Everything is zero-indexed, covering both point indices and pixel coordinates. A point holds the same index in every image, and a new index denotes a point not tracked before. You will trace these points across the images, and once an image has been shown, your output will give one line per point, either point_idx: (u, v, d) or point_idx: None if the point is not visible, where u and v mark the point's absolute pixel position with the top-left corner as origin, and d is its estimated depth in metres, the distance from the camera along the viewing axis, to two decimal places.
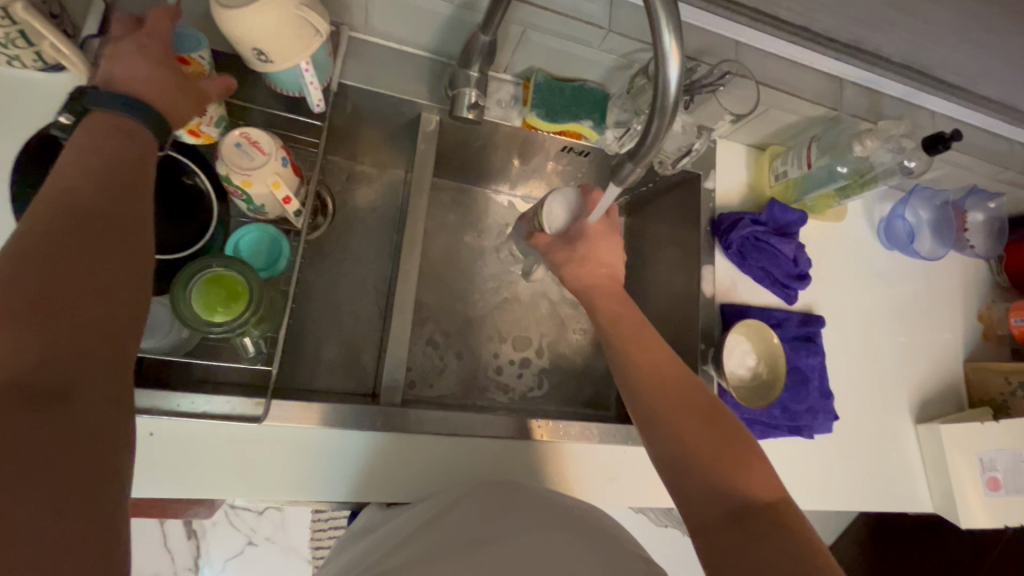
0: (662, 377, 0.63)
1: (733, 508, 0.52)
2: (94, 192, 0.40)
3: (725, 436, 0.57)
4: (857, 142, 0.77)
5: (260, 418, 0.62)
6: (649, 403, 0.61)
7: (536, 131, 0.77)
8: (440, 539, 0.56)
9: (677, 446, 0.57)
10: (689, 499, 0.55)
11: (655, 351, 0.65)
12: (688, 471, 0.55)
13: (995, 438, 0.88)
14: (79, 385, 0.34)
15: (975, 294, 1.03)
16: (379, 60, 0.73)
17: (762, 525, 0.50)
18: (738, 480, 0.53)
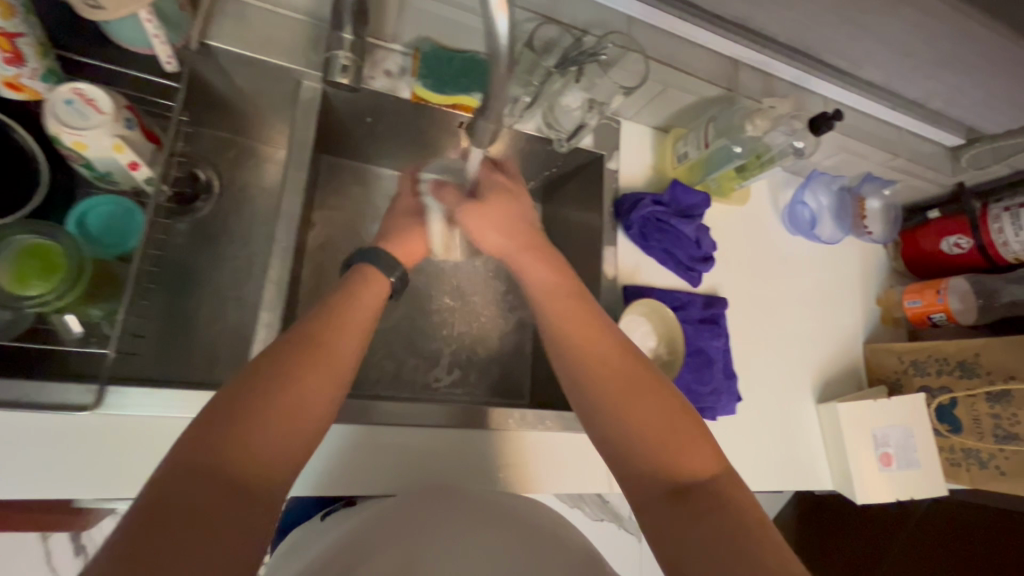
0: (598, 348, 0.59)
1: (671, 486, 0.50)
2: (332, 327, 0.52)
3: (666, 410, 0.54)
4: (749, 122, 0.78)
5: (90, 406, 0.55)
6: (586, 378, 0.58)
7: (426, 103, 0.74)
8: (359, 535, 0.51)
9: (619, 422, 0.54)
10: (630, 476, 0.53)
11: (585, 318, 0.61)
12: (626, 449, 0.53)
13: (887, 415, 0.91)
14: (277, 466, 0.44)
15: (874, 279, 1.07)
16: (252, 20, 0.68)
17: (703, 503, 0.48)
18: (677, 457, 0.51)
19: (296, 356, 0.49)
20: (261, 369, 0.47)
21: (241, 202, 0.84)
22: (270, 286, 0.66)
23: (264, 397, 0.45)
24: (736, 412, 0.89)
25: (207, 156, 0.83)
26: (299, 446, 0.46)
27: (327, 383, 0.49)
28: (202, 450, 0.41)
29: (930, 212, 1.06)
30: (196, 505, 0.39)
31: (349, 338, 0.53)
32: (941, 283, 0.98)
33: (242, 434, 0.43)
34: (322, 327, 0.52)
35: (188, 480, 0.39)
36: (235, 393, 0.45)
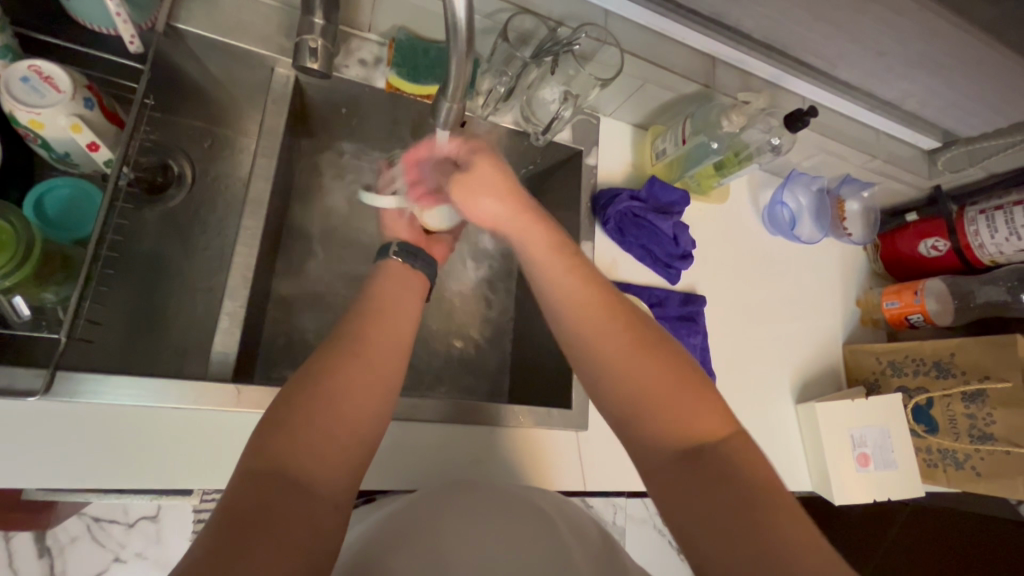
0: (598, 316, 0.56)
1: (680, 449, 0.47)
2: (381, 322, 0.52)
3: (670, 370, 0.51)
4: (724, 118, 0.78)
5: (38, 392, 0.51)
6: (586, 341, 0.55)
7: (401, 93, 0.73)
8: (379, 538, 0.48)
9: (625, 390, 0.51)
10: (634, 441, 0.50)
11: (579, 279, 0.59)
12: (631, 412, 0.50)
13: (865, 415, 0.90)
14: (336, 456, 0.42)
15: (854, 281, 1.07)
16: (224, 5, 0.67)
17: (712, 464, 0.45)
18: (681, 419, 0.48)
19: (345, 350, 0.48)
20: (313, 368, 0.46)
21: (216, 193, 0.82)
22: (236, 274, 0.64)
23: (323, 392, 0.44)
24: None
25: (180, 146, 0.81)
26: (363, 441, 0.45)
27: (383, 377, 0.48)
28: (271, 446, 0.40)
29: (909, 215, 1.07)
30: (269, 500, 0.37)
31: (396, 333, 0.52)
32: (918, 284, 0.98)
33: (309, 428, 0.42)
34: (368, 324, 0.51)
35: (264, 477, 0.38)
36: (293, 392, 0.44)
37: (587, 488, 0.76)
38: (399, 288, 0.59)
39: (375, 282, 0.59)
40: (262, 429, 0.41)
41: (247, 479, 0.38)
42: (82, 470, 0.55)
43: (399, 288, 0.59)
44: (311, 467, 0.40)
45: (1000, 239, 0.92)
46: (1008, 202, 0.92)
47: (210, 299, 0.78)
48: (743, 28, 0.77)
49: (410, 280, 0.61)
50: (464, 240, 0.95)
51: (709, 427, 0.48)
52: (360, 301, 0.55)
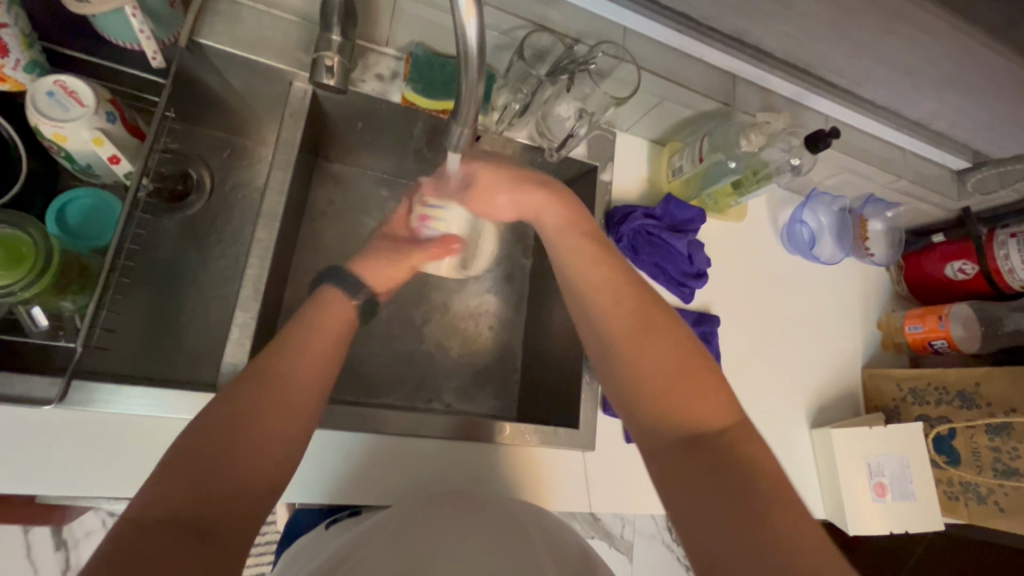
0: (618, 299, 0.60)
1: (689, 437, 0.50)
2: (290, 356, 0.53)
3: (679, 363, 0.54)
4: (743, 137, 0.76)
5: (52, 401, 0.53)
6: (604, 320, 0.59)
7: (415, 108, 0.74)
8: (371, 535, 0.50)
9: (638, 377, 0.54)
10: (644, 425, 0.53)
11: (606, 281, 0.61)
12: (639, 406, 0.53)
13: (883, 444, 0.88)
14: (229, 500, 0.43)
15: (875, 303, 1.04)
16: (245, 19, 0.68)
17: (717, 453, 0.48)
18: (690, 409, 0.51)
19: (262, 389, 0.49)
20: (219, 411, 0.47)
21: (233, 201, 0.84)
22: (249, 285, 0.65)
23: (226, 440, 0.45)
24: None
25: (201, 155, 0.83)
26: (261, 481, 0.46)
27: (294, 415, 0.50)
28: (164, 491, 0.40)
29: (935, 236, 1.03)
30: (161, 544, 0.37)
31: (315, 370, 0.54)
32: (943, 309, 0.95)
33: (205, 472, 0.43)
34: (286, 359, 0.53)
35: (155, 521, 0.38)
36: (200, 433, 0.45)
37: (592, 508, 0.75)
38: (336, 319, 0.60)
39: (314, 311, 0.60)
40: (157, 470, 0.42)
41: (132, 526, 0.38)
42: (97, 477, 0.56)
43: (332, 318, 0.60)
44: (208, 508, 0.41)
45: None
46: None
47: (224, 307, 0.79)
48: (765, 45, 0.76)
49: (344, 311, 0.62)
50: None
51: (716, 416, 0.50)
52: (282, 332, 0.56)
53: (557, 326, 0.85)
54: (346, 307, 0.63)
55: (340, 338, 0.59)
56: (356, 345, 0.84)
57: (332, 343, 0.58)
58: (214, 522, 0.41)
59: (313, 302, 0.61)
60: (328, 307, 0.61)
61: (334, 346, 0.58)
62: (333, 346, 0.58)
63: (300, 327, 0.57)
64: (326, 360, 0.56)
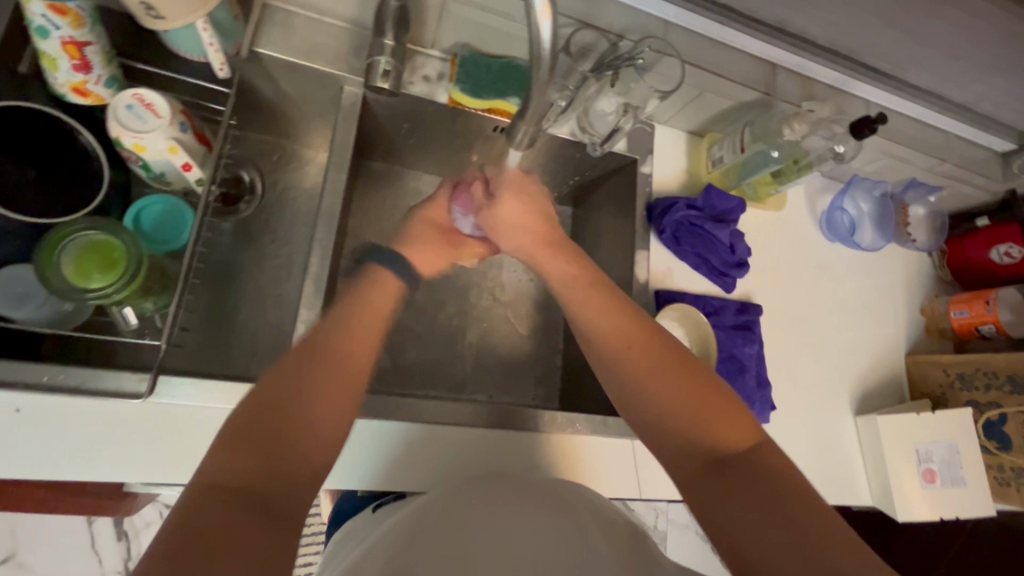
0: (620, 336, 0.60)
1: (710, 460, 0.51)
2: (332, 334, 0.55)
3: (701, 387, 0.54)
4: (786, 126, 0.78)
5: (141, 395, 0.56)
6: (611, 356, 0.60)
7: (462, 108, 0.76)
8: (418, 519, 0.51)
9: (656, 407, 0.55)
10: (671, 450, 0.53)
11: (606, 309, 0.62)
12: (662, 432, 0.54)
13: (932, 430, 0.87)
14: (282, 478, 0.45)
15: (918, 290, 1.02)
16: (300, 28, 0.71)
17: (743, 471, 0.49)
18: (712, 428, 0.52)
19: (305, 365, 0.51)
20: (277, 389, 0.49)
21: (284, 203, 0.87)
22: (311, 283, 0.68)
23: (280, 417, 0.47)
24: (769, 422, 0.87)
25: (253, 159, 0.86)
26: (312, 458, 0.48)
27: (339, 390, 0.51)
28: (217, 470, 0.42)
29: (978, 221, 1.03)
30: (223, 518, 0.39)
31: (357, 349, 0.55)
32: (989, 293, 0.94)
33: (265, 453, 0.45)
34: (331, 339, 0.54)
35: (217, 498, 0.40)
36: (257, 414, 0.47)
37: (642, 496, 0.77)
38: (381, 302, 0.60)
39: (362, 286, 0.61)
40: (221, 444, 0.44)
41: (191, 500, 0.40)
42: (181, 467, 0.59)
43: (379, 297, 0.61)
44: (260, 487, 0.43)
45: None
46: None
47: (280, 306, 0.83)
48: (807, 33, 0.76)
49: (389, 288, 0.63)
50: None
51: (736, 438, 0.51)
52: (327, 314, 0.57)
53: None
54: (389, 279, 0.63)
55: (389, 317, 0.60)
56: (404, 340, 0.87)
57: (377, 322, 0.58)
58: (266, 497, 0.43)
59: (351, 283, 0.62)
60: (371, 286, 0.61)
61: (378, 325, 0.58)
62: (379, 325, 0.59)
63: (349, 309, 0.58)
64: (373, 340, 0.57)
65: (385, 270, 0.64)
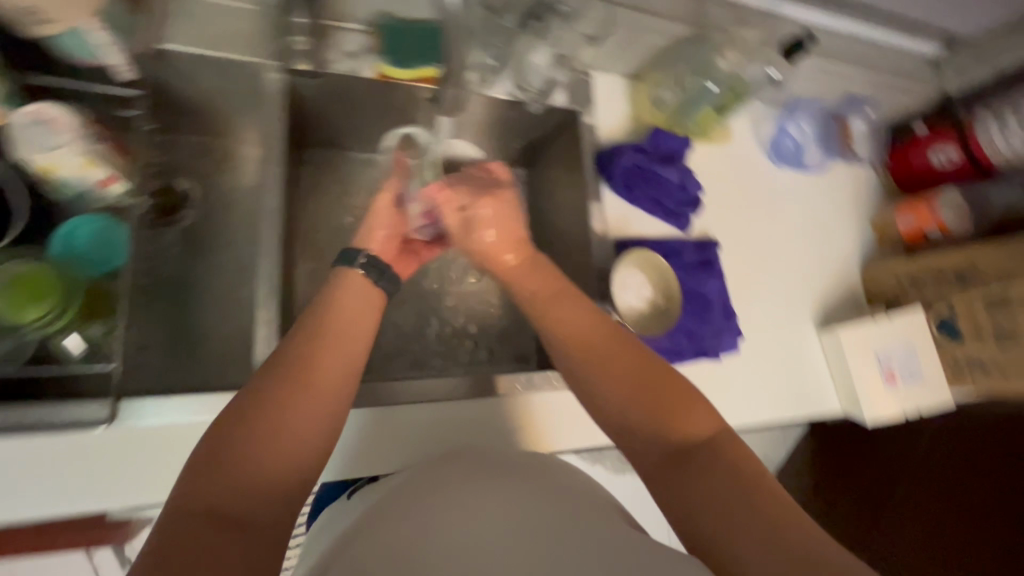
0: (586, 333, 0.61)
1: (674, 451, 0.52)
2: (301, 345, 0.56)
3: (661, 380, 0.55)
4: (720, 55, 0.80)
5: (106, 422, 0.55)
6: (578, 353, 0.60)
7: (393, 82, 0.73)
8: (380, 505, 0.54)
9: (619, 399, 0.56)
10: (634, 439, 0.54)
11: (571, 310, 0.63)
12: (627, 423, 0.55)
13: (889, 335, 0.92)
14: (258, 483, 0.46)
15: (866, 202, 1.06)
16: (205, 16, 0.67)
17: (702, 461, 0.50)
18: (675, 421, 0.53)
19: (289, 387, 0.51)
20: (254, 398, 0.50)
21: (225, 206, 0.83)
22: (265, 282, 0.67)
23: (251, 422, 0.48)
24: (739, 350, 0.90)
25: (183, 164, 0.81)
26: (299, 473, 0.50)
27: (321, 408, 0.52)
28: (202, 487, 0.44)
29: (919, 128, 1.03)
30: (206, 532, 0.42)
31: (338, 369, 0.55)
32: (931, 196, 0.97)
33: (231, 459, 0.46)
34: (313, 364, 0.54)
35: (201, 513, 0.43)
36: (231, 424, 0.48)
37: None
38: (355, 318, 0.61)
39: (334, 292, 0.63)
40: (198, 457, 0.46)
41: (180, 509, 0.43)
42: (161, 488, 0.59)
43: (354, 311, 0.62)
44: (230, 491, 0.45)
45: (1011, 137, 0.90)
46: (1016, 95, 0.90)
47: None
48: None
49: (368, 295, 0.65)
50: None
51: (696, 427, 0.52)
52: (307, 330, 0.57)
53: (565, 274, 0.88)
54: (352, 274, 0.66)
55: (363, 317, 0.62)
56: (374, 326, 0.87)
57: (350, 325, 0.60)
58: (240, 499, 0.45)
59: (324, 294, 0.63)
60: (341, 299, 0.62)
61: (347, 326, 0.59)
62: (356, 327, 0.60)
63: (322, 315, 0.59)
64: (342, 339, 0.58)
65: (360, 272, 0.66)
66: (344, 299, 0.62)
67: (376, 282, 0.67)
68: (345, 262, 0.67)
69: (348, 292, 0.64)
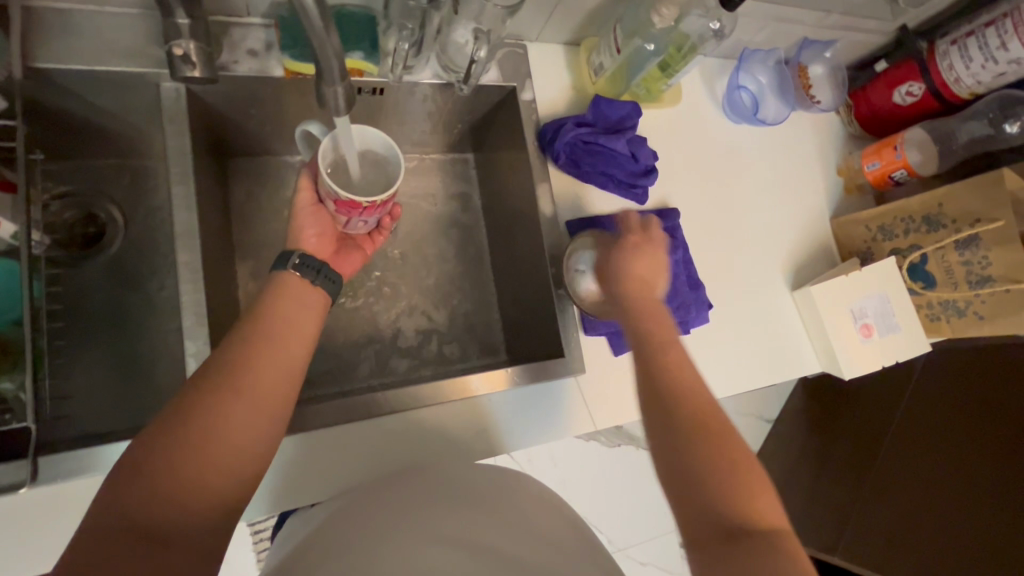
0: (687, 388, 0.57)
1: (732, 531, 0.48)
2: (236, 347, 0.50)
3: (743, 462, 0.51)
4: (654, 14, 0.73)
5: (27, 480, 0.53)
6: (672, 404, 0.55)
7: (302, 77, 0.68)
8: (325, 537, 0.52)
9: (698, 460, 0.51)
10: (692, 503, 0.50)
11: (681, 363, 0.59)
12: (694, 486, 0.50)
13: (861, 287, 0.89)
14: (187, 498, 0.43)
15: (831, 150, 1.01)
16: (81, 28, 0.61)
17: (759, 551, 0.46)
18: (744, 502, 0.49)
19: (225, 396, 0.47)
20: (181, 405, 0.46)
21: (153, 228, 0.75)
22: (189, 312, 0.62)
23: (179, 435, 0.44)
24: (709, 320, 0.87)
25: (101, 189, 0.74)
26: (234, 489, 0.46)
27: (260, 417, 0.48)
28: (123, 498, 0.41)
29: (878, 65, 0.98)
30: (120, 558, 0.39)
31: (279, 377, 0.51)
32: (897, 138, 0.93)
33: (153, 474, 0.42)
34: (255, 381, 0.49)
35: (113, 533, 0.40)
36: (154, 433, 0.44)
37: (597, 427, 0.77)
38: (305, 326, 0.56)
39: (268, 297, 0.56)
40: (116, 468, 0.43)
41: (94, 529, 0.39)
42: None
43: (300, 315, 0.56)
44: (151, 510, 0.41)
45: (979, 74, 0.85)
46: (979, 25, 0.85)
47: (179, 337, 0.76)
48: None
49: (309, 294, 0.59)
50: (427, 210, 0.91)
51: (769, 517, 0.49)
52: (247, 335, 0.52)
53: (522, 261, 0.84)
54: (286, 276, 0.58)
55: (306, 318, 0.57)
56: (330, 338, 0.82)
57: (290, 327, 0.55)
58: (163, 518, 0.42)
59: (264, 292, 0.57)
60: (282, 295, 0.57)
61: (286, 328, 0.54)
62: (299, 329, 0.55)
63: (259, 314, 0.54)
64: (278, 344, 0.52)
65: (296, 274, 0.59)
66: (284, 298, 0.57)
67: (312, 283, 0.59)
68: (280, 265, 0.59)
69: (287, 290, 0.57)
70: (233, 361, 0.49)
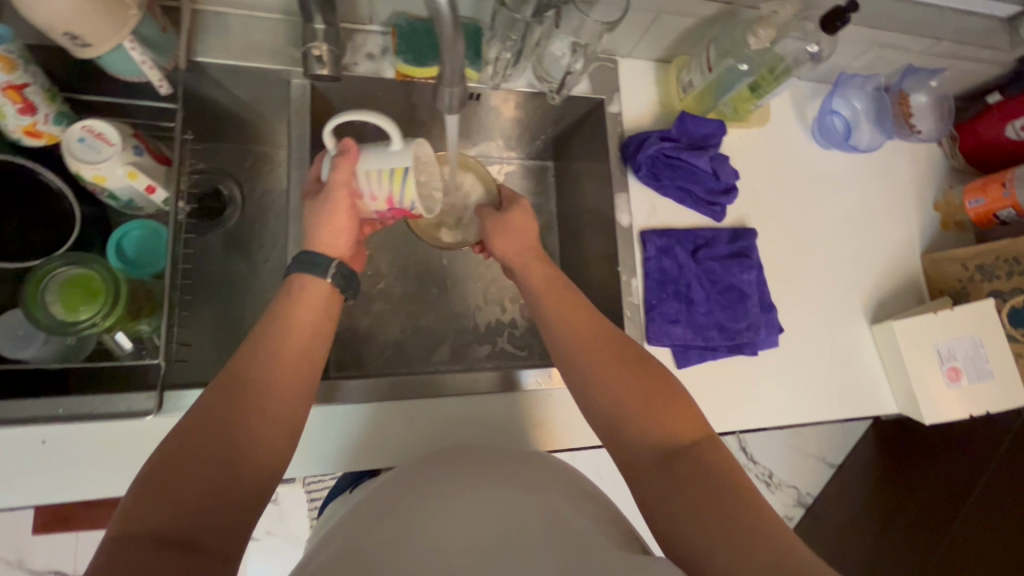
0: (592, 332, 0.61)
1: (661, 453, 0.53)
2: (240, 358, 0.55)
3: (650, 383, 0.57)
4: (750, 35, 0.74)
5: (152, 411, 0.61)
6: (581, 355, 0.60)
7: (412, 80, 0.74)
8: (382, 503, 0.56)
9: (609, 399, 0.57)
10: (624, 447, 0.55)
11: (581, 317, 0.63)
12: (617, 427, 0.56)
13: (951, 328, 0.84)
14: (209, 499, 0.47)
15: (930, 183, 0.96)
16: (233, 27, 0.71)
17: (689, 466, 0.51)
18: (659, 422, 0.54)
19: (229, 396, 0.52)
20: (195, 416, 0.51)
21: (266, 207, 0.85)
22: None
23: (191, 445, 0.49)
24: (779, 345, 0.85)
25: (226, 170, 0.84)
26: (253, 488, 0.51)
27: (269, 411, 0.53)
28: (146, 510, 0.45)
29: (991, 96, 0.94)
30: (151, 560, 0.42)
31: (285, 376, 0.56)
32: (1006, 175, 0.88)
33: (171, 482, 0.46)
34: (242, 364, 0.55)
35: (143, 540, 0.43)
36: (169, 448, 0.48)
37: None
38: (306, 315, 0.60)
39: (289, 303, 0.61)
40: (138, 483, 0.46)
41: (126, 540, 0.43)
42: None
43: (309, 314, 0.61)
44: (175, 517, 0.45)
45: None
46: None
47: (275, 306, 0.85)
48: None
49: (320, 298, 0.63)
50: None
51: (687, 431, 0.54)
52: (252, 335, 0.58)
53: (593, 265, 0.87)
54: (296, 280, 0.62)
55: (315, 320, 0.61)
56: (406, 321, 0.88)
57: (289, 323, 0.59)
58: (189, 520, 0.45)
59: (284, 297, 0.61)
60: (301, 303, 0.61)
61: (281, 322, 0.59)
62: (308, 329, 0.60)
63: (269, 318, 0.59)
64: (276, 338, 0.58)
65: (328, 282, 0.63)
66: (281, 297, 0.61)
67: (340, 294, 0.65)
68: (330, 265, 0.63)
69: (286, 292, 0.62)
70: (235, 373, 0.54)
